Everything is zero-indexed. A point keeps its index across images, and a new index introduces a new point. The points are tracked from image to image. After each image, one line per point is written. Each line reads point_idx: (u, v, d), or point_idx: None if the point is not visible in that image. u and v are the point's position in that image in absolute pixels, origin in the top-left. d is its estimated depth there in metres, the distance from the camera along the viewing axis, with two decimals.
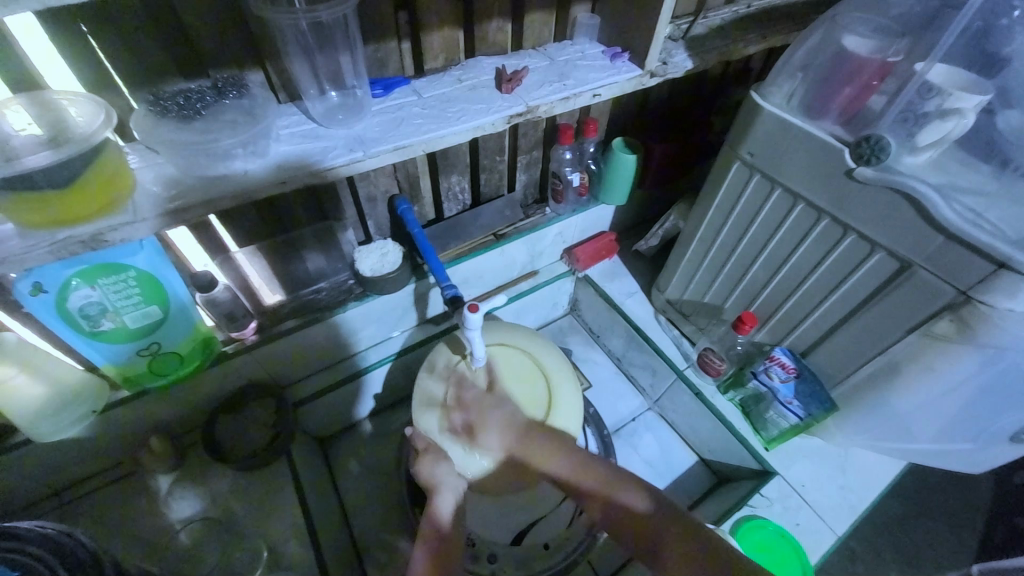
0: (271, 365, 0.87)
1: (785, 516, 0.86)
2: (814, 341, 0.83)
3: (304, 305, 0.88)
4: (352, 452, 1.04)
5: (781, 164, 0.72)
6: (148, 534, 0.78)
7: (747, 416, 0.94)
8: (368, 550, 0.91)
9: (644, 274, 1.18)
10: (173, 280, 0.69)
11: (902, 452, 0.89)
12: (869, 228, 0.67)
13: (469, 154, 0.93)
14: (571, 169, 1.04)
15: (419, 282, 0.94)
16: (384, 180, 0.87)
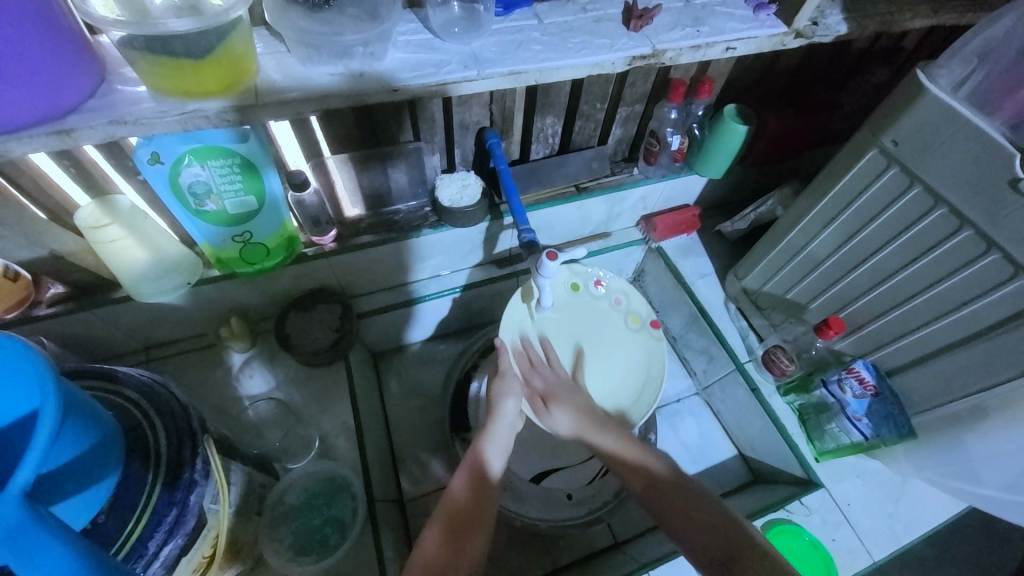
0: (345, 275, 0.91)
1: (823, 529, 0.82)
2: (906, 362, 0.77)
3: (382, 222, 0.89)
4: (399, 372, 1.08)
5: (931, 159, 0.63)
6: (221, 401, 0.87)
7: (803, 423, 0.90)
8: (404, 462, 0.97)
9: (722, 257, 1.11)
10: (271, 172, 0.72)
11: (968, 495, 0.83)
12: (1020, 248, 0.59)
13: (569, 96, 0.88)
14: (673, 132, 0.97)
15: (494, 222, 0.93)
16: (478, 110, 0.83)
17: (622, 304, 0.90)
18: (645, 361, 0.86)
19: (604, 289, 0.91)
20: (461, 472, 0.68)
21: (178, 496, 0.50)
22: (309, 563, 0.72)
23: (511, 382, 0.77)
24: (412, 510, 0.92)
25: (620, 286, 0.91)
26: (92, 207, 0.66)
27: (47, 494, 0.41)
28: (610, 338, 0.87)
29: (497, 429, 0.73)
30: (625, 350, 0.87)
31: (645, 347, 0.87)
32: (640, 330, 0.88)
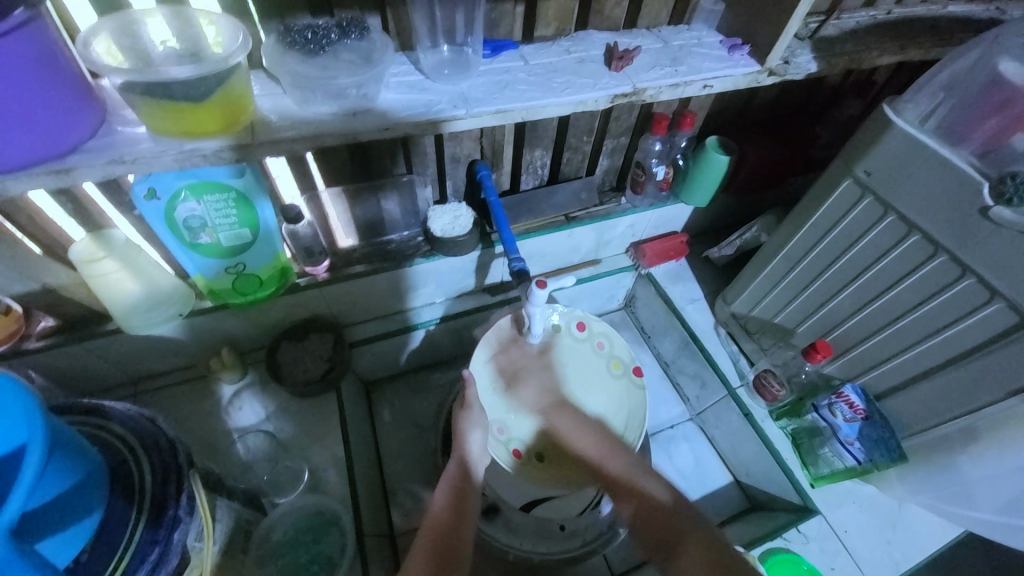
0: (338, 305, 0.92)
1: (821, 558, 0.81)
2: (894, 385, 0.78)
3: (375, 252, 0.91)
4: (391, 402, 1.07)
5: (902, 189, 0.66)
6: (209, 434, 0.86)
7: (797, 447, 0.90)
8: (396, 494, 0.95)
9: (711, 282, 1.13)
10: (265, 206, 0.73)
11: (964, 520, 0.82)
12: (993, 273, 0.60)
13: (557, 130, 0.91)
14: (657, 162, 1.00)
15: (485, 250, 0.94)
16: (469, 144, 0.86)
17: (604, 348, 0.91)
18: (624, 407, 0.87)
19: (587, 333, 0.91)
20: (446, 488, 0.69)
21: (161, 534, 0.49)
22: None
23: (479, 415, 0.78)
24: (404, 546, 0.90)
25: (602, 329, 0.92)
26: (88, 242, 0.67)
27: (29, 532, 0.40)
28: (589, 384, 0.88)
29: (472, 451, 0.75)
30: (605, 396, 0.88)
31: (625, 393, 0.88)
32: (622, 376, 0.89)
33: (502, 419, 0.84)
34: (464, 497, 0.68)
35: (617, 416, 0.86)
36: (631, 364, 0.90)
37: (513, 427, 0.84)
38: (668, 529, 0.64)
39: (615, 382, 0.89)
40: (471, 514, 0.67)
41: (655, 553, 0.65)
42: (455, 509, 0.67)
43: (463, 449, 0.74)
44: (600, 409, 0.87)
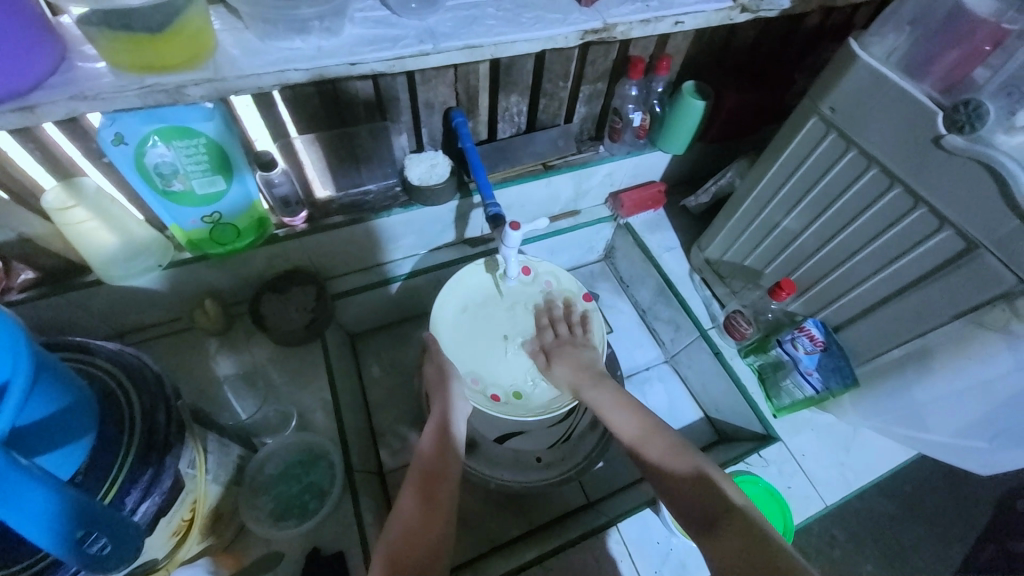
0: (320, 256, 0.93)
1: (778, 478, 0.88)
2: (850, 317, 0.83)
3: (351, 205, 0.92)
4: (376, 354, 1.10)
5: (865, 123, 0.67)
6: (198, 379, 0.88)
7: (762, 382, 0.95)
8: (383, 437, 0.99)
9: (688, 231, 1.15)
10: (237, 154, 0.73)
11: (917, 443, 0.89)
12: (943, 203, 0.63)
13: (532, 74, 0.90)
14: (634, 108, 1.00)
15: (463, 200, 0.96)
16: (443, 89, 0.85)
17: (554, 285, 0.94)
18: (583, 335, 0.91)
19: (534, 275, 0.95)
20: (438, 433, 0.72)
21: (153, 457, 0.52)
22: (289, 527, 0.74)
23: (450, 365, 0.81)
24: (393, 481, 0.94)
25: (549, 270, 0.95)
26: (58, 190, 0.66)
27: (26, 449, 0.42)
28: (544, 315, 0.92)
29: (454, 399, 0.78)
30: (563, 325, 0.91)
31: (583, 323, 0.92)
32: (574, 306, 0.93)
33: (472, 370, 0.88)
34: (446, 438, 0.72)
35: (578, 343, 0.90)
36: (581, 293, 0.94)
37: (484, 376, 0.87)
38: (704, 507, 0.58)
39: (569, 315, 0.92)
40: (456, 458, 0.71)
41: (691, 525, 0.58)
42: (439, 449, 0.70)
43: (446, 398, 0.77)
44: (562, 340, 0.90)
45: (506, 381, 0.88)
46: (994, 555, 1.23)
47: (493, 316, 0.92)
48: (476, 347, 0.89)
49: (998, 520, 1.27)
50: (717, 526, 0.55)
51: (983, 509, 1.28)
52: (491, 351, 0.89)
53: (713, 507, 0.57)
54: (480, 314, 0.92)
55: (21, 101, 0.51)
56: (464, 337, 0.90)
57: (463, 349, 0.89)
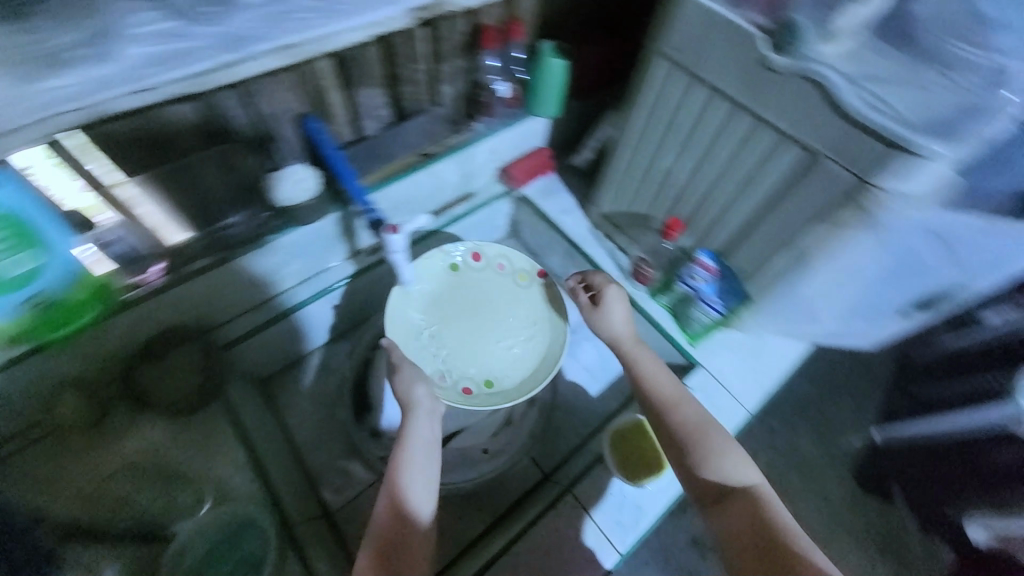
0: (197, 306, 0.83)
1: (705, 400, 0.94)
2: (731, 243, 0.87)
3: (214, 244, 0.79)
4: (295, 392, 1.02)
5: (703, 59, 0.70)
6: (80, 481, 0.79)
7: (674, 316, 1.00)
8: (322, 477, 0.93)
9: (582, 189, 1.17)
10: (42, 219, 0.63)
11: (813, 336, 0.99)
12: (783, 120, 0.67)
13: (381, 62, 0.84)
14: (496, 79, 0.99)
15: (343, 212, 0.89)
16: (286, 96, 0.77)
17: (506, 266, 0.95)
18: (542, 309, 0.92)
19: (485, 260, 0.96)
20: (414, 453, 0.69)
21: None
22: None
23: (412, 371, 0.77)
24: (343, 518, 0.90)
25: (497, 251, 0.96)
26: None
27: None
28: (503, 300, 0.93)
29: (412, 443, 0.71)
30: (523, 305, 0.93)
31: (539, 298, 0.93)
32: (530, 283, 0.94)
33: (441, 367, 0.85)
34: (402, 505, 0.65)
35: (540, 319, 0.91)
36: (535, 270, 0.95)
37: (454, 370, 0.85)
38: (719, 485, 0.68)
39: (527, 293, 0.93)
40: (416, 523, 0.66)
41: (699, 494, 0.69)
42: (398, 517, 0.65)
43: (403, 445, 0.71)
44: (525, 320, 0.91)
45: (476, 371, 0.86)
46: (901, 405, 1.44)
47: (451, 307, 0.91)
48: (438, 343, 0.87)
49: (899, 373, 1.49)
50: (731, 501, 0.66)
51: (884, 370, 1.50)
52: (458, 342, 0.88)
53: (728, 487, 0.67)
54: (438, 310, 0.90)
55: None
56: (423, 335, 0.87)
57: (428, 347, 0.86)
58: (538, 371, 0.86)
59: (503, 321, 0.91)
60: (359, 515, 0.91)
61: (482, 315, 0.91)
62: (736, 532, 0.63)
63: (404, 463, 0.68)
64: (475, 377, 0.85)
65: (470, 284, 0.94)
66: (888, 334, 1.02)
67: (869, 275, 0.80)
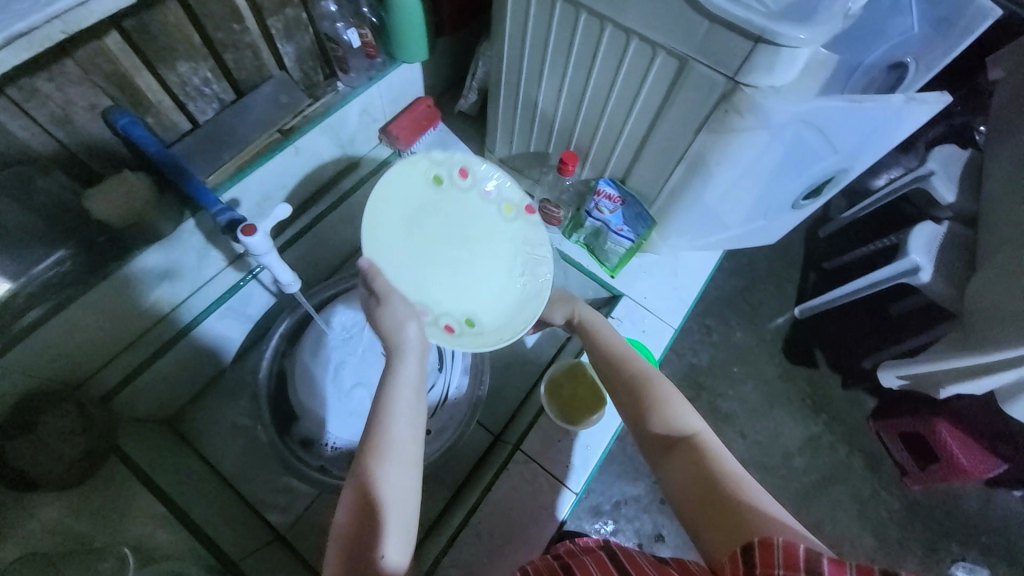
0: (48, 362, 0.71)
1: (633, 326, 0.96)
2: (627, 167, 0.85)
3: (47, 284, 0.68)
4: (214, 416, 0.97)
5: None
6: None
7: (591, 251, 0.99)
8: (263, 501, 0.91)
9: (475, 137, 1.09)
10: None
11: (722, 242, 1.00)
12: (645, 26, 0.62)
13: (193, 29, 0.70)
14: (345, 26, 0.84)
15: (201, 218, 0.75)
16: (77, 91, 0.63)
17: (492, 194, 0.86)
18: (524, 247, 0.84)
19: (471, 179, 0.84)
20: (394, 426, 0.56)
21: None
22: None
23: (399, 302, 0.66)
24: (296, 535, 0.89)
25: (487, 173, 0.85)
26: None
27: None
28: (487, 231, 0.84)
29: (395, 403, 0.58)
30: (507, 238, 0.85)
31: (523, 233, 0.85)
32: (516, 218, 0.85)
33: (422, 299, 0.76)
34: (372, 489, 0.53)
35: (525, 257, 0.84)
36: (524, 202, 0.86)
37: (433, 303, 0.76)
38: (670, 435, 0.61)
39: (512, 224, 0.85)
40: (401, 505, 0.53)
41: (650, 450, 0.63)
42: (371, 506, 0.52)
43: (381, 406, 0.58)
44: (507, 254, 0.84)
45: (455, 308, 0.78)
46: (816, 280, 1.57)
47: (430, 230, 0.81)
48: (419, 273, 0.78)
49: (811, 251, 1.61)
50: (680, 452, 0.59)
51: (799, 253, 1.61)
52: (440, 273, 0.79)
53: (680, 437, 0.60)
54: (417, 239, 0.80)
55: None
56: (402, 265, 0.77)
57: (406, 275, 0.76)
58: (524, 313, 0.79)
59: (489, 251, 0.84)
60: (312, 527, 0.91)
61: (465, 245, 0.83)
62: (684, 485, 0.57)
63: (380, 433, 0.56)
64: (456, 313, 0.78)
65: (453, 207, 0.83)
66: (787, 228, 1.05)
67: (760, 171, 0.78)
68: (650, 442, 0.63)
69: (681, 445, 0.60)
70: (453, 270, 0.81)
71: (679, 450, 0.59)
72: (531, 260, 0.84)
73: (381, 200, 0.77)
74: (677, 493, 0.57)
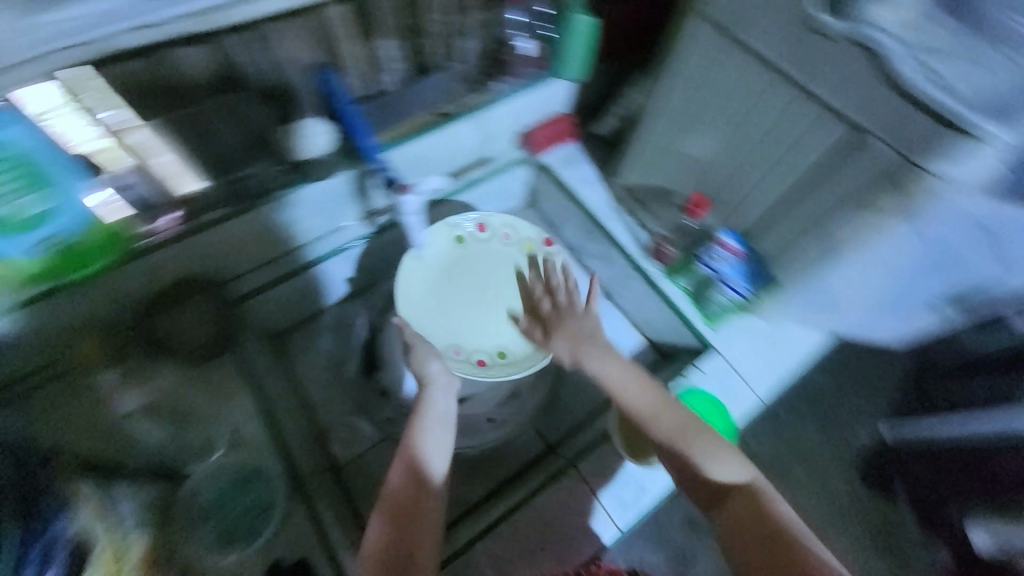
0: (204, 260, 0.82)
1: (716, 385, 0.92)
2: (753, 223, 0.86)
3: (232, 193, 0.79)
4: (305, 348, 1.03)
5: (748, 18, 0.67)
6: (97, 425, 0.78)
7: (693, 299, 0.98)
8: (331, 430, 0.96)
9: (603, 160, 1.11)
10: (48, 160, 0.62)
11: (835, 325, 0.96)
12: (835, 96, 0.64)
13: (394, 13, 0.82)
14: (519, 34, 0.93)
15: (356, 170, 0.85)
16: (296, 42, 0.74)
17: (512, 236, 0.92)
18: (547, 277, 0.89)
19: (490, 231, 0.92)
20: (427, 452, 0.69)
21: None
22: (235, 551, 0.72)
23: (427, 346, 0.77)
24: (349, 473, 0.93)
25: (503, 221, 0.92)
26: None
27: None
28: (513, 270, 0.90)
29: (428, 422, 0.71)
30: (534, 274, 0.90)
31: (550, 266, 0.90)
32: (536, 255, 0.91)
33: (453, 342, 0.84)
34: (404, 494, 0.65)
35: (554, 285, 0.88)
36: (541, 238, 0.92)
37: (465, 343, 0.84)
38: (714, 487, 0.64)
39: (538, 260, 0.90)
40: (429, 499, 0.66)
41: (698, 497, 0.66)
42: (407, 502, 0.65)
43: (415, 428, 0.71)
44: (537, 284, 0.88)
45: (488, 342, 0.84)
46: None
47: (460, 279, 0.88)
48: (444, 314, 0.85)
49: None
50: (731, 503, 0.63)
51: None
52: (466, 317, 0.86)
53: (723, 487, 0.64)
54: (448, 277, 0.88)
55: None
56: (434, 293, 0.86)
57: (442, 317, 0.85)
58: (555, 328, 0.84)
59: (515, 286, 0.89)
60: (365, 472, 0.94)
61: (492, 288, 0.88)
62: (736, 533, 0.61)
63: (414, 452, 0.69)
64: (489, 348, 0.84)
65: (478, 257, 0.90)
66: (912, 334, 0.99)
67: (897, 269, 0.77)
68: (695, 491, 0.66)
69: (727, 499, 0.63)
70: (484, 313, 0.86)
71: (727, 499, 0.63)
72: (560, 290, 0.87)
73: (412, 270, 0.87)
74: (727, 539, 0.61)
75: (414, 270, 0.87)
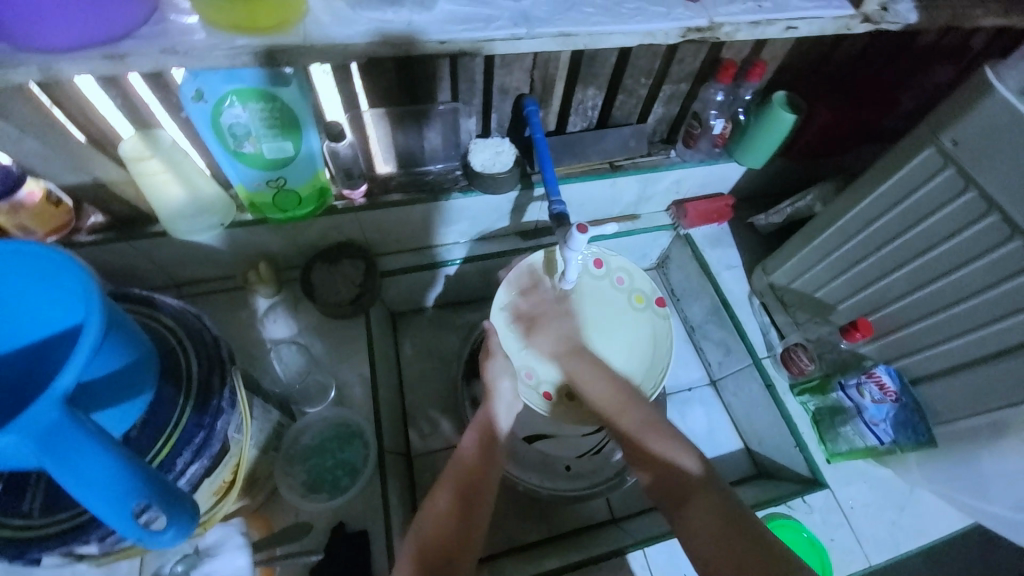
0: (370, 231, 0.91)
1: (821, 528, 0.83)
2: (933, 372, 0.79)
3: (412, 182, 0.89)
4: (413, 334, 1.10)
5: (991, 162, 0.61)
6: (244, 341, 0.89)
7: (816, 424, 0.90)
8: (414, 419, 1.01)
9: (752, 250, 1.08)
10: (309, 121, 0.71)
11: (979, 514, 0.83)
12: None
13: (614, 68, 0.84)
14: (716, 115, 0.92)
15: (524, 191, 0.91)
16: (519, 74, 0.80)
17: (624, 283, 0.91)
18: (646, 340, 0.88)
19: (605, 270, 0.90)
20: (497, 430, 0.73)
21: (206, 420, 0.53)
22: (319, 500, 0.77)
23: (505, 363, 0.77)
24: (419, 465, 0.96)
25: (621, 265, 0.90)
26: (135, 140, 0.68)
27: (91, 398, 0.44)
28: (614, 319, 0.89)
29: (501, 400, 0.75)
30: (633, 330, 0.89)
31: (649, 327, 0.89)
32: (645, 310, 0.90)
33: (529, 363, 0.84)
34: (481, 454, 0.69)
35: (646, 352, 0.87)
36: (654, 297, 0.90)
37: (542, 370, 0.84)
38: (679, 486, 0.63)
39: (638, 318, 0.89)
40: (493, 467, 0.70)
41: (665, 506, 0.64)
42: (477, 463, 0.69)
43: (490, 400, 0.75)
44: (633, 342, 0.88)
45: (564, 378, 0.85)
46: None
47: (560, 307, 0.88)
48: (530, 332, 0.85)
49: None
50: (692, 504, 0.61)
51: None
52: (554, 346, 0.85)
53: (683, 483, 0.63)
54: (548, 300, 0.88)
55: (48, 59, 0.50)
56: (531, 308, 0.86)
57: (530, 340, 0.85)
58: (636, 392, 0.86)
59: (612, 335, 0.88)
60: (433, 469, 0.96)
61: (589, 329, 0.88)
62: (700, 539, 0.58)
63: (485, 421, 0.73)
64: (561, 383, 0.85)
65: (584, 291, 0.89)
66: None
67: None
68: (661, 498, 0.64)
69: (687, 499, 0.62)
70: None
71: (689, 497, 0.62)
72: (651, 361, 0.87)
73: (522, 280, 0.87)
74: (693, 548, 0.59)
75: (523, 285, 0.86)
